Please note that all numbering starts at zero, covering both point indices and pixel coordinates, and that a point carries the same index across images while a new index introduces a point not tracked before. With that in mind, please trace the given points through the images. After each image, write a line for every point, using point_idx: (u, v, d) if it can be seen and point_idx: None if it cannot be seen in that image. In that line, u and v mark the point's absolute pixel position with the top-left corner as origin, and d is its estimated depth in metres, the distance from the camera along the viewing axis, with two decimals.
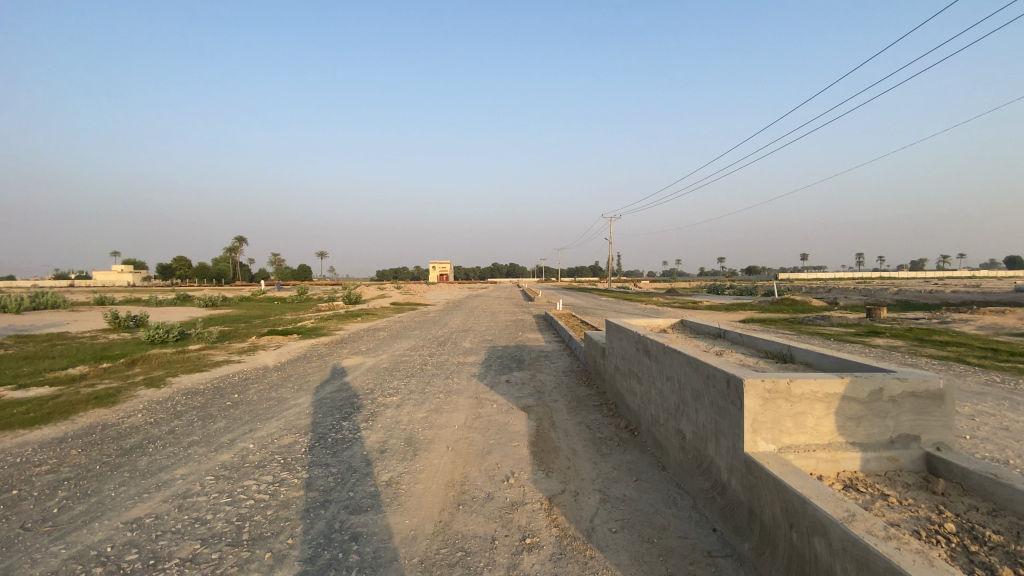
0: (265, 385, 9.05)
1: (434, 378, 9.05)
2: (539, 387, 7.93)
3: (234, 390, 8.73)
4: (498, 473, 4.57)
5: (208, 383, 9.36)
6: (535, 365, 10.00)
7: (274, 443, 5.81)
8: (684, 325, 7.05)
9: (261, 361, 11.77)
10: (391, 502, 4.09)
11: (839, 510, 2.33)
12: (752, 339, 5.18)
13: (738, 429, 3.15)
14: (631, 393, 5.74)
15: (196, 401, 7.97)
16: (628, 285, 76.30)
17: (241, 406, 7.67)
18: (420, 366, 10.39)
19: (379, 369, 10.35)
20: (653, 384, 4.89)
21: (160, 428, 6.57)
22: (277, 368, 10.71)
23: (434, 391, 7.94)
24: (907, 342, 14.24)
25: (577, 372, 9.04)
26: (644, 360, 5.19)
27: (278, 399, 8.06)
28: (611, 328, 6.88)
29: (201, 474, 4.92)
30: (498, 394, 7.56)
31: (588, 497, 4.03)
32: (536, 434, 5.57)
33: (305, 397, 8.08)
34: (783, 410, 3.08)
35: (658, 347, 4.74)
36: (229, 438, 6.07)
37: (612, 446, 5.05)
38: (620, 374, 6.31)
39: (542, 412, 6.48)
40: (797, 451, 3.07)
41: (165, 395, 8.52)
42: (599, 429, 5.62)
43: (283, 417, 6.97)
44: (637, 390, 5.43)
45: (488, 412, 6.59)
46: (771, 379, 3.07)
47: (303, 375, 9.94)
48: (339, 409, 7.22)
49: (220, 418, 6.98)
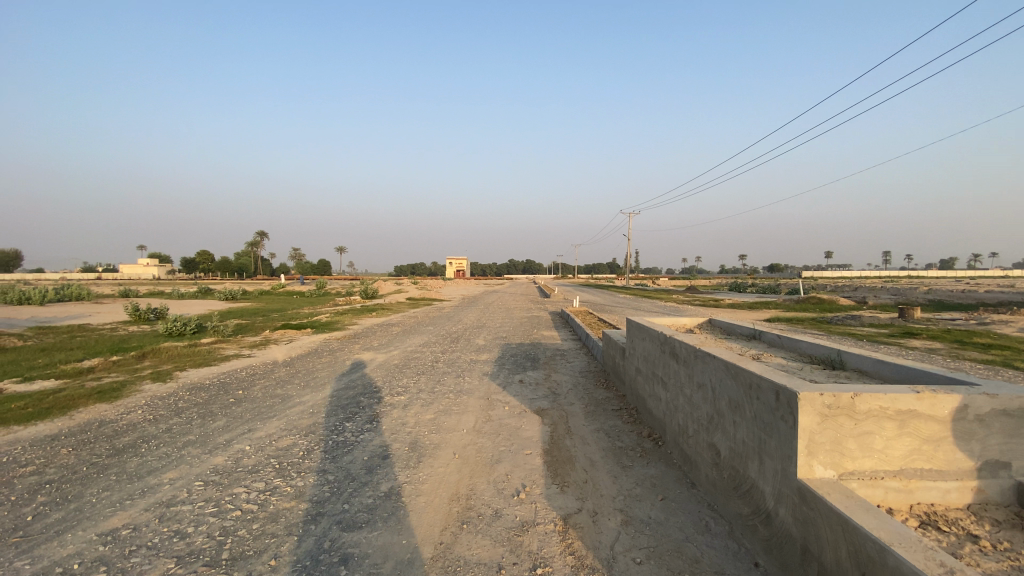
0: (270, 382, 8.73)
1: (444, 377, 8.65)
2: (553, 389, 7.46)
3: (238, 386, 8.45)
4: (508, 486, 4.13)
5: (213, 378, 9.10)
6: (550, 364, 9.53)
7: (271, 445, 5.45)
8: (713, 325, 6.52)
9: (271, 356, 11.52)
10: (388, 519, 3.69)
11: (932, 563, 1.85)
12: (794, 341, 4.65)
13: (790, 451, 2.66)
14: (654, 398, 5.26)
15: (198, 398, 7.70)
16: (647, 282, 75.05)
17: (244, 403, 7.36)
18: (432, 364, 9.99)
19: (388, 366, 10.01)
20: (681, 391, 4.41)
21: (156, 427, 6.28)
22: (286, 364, 10.43)
23: (444, 391, 7.53)
24: (947, 345, 13.40)
25: (595, 373, 8.54)
26: (671, 363, 4.71)
27: (283, 396, 7.73)
28: (632, 328, 6.40)
29: (190, 480, 4.58)
30: (511, 395, 7.12)
31: (608, 518, 3.57)
32: (550, 442, 5.11)
33: (311, 395, 7.75)
34: (845, 430, 2.61)
35: (688, 350, 4.26)
36: (225, 438, 5.73)
37: (633, 457, 4.58)
38: (642, 377, 5.83)
39: (557, 416, 6.01)
40: (861, 478, 2.60)
41: (168, 391, 8.27)
42: (619, 438, 5.14)
43: (286, 415, 6.63)
44: (662, 396, 4.94)
45: (499, 415, 6.15)
46: (832, 393, 2.59)
47: (311, 371, 9.65)
48: (343, 408, 6.85)
49: (220, 416, 6.68)
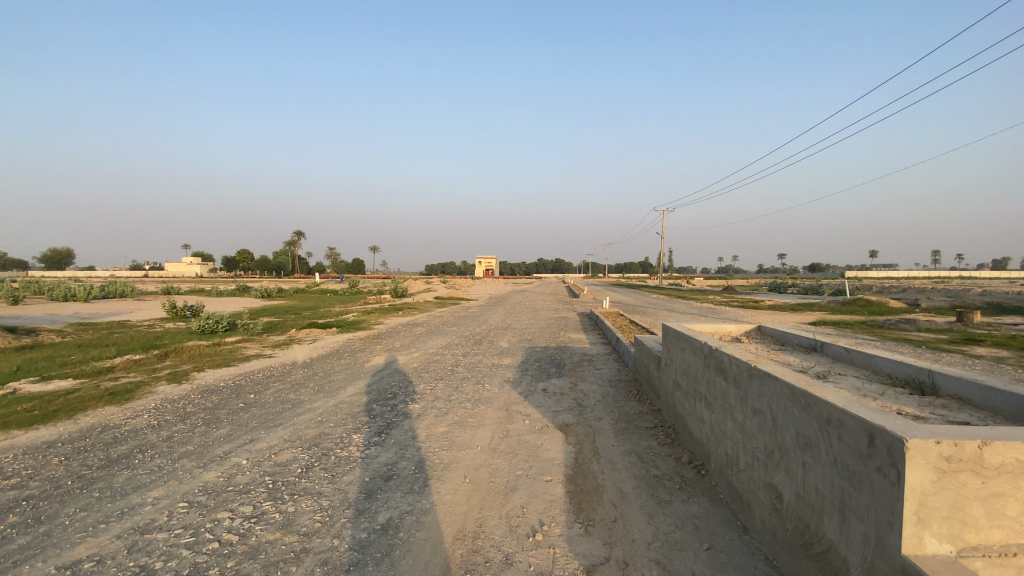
0: (284, 385, 8.35)
1: (463, 383, 8.10)
2: (579, 400, 6.82)
3: (251, 389, 8.12)
4: (522, 523, 3.53)
5: (227, 381, 8.78)
6: (577, 371, 8.89)
7: (270, 458, 4.99)
8: (764, 333, 5.77)
9: (291, 357, 11.21)
10: (378, 561, 3.15)
11: None
12: (869, 357, 3.90)
13: (890, 517, 1.97)
14: (696, 419, 4.61)
15: (208, 402, 7.37)
16: (680, 282, 72.98)
17: (252, 408, 6.96)
18: (452, 368, 9.47)
19: (406, 370, 9.54)
20: (731, 416, 3.75)
21: (158, 435, 5.97)
22: (303, 365, 10.07)
23: (461, 400, 6.97)
24: (1018, 352, 12.09)
25: (626, 382, 7.86)
26: (718, 380, 4.05)
27: (294, 401, 7.30)
28: (670, 336, 5.72)
29: (174, 501, 4.18)
30: (533, 406, 6.52)
31: (643, 571, 2.94)
32: (574, 467, 4.48)
33: (322, 400, 7.33)
34: (969, 491, 1.91)
35: (740, 368, 3.60)
36: (223, 450, 5.31)
37: (671, 491, 3.95)
38: (681, 393, 5.17)
39: (583, 434, 5.38)
40: (987, 556, 1.87)
41: (179, 394, 7.97)
42: (654, 464, 4.51)
43: (291, 423, 6.22)
44: (706, 418, 4.29)
45: (519, 430, 5.55)
46: (953, 442, 1.89)
47: (327, 374, 9.28)
48: (352, 417, 6.35)
49: (224, 423, 6.29)
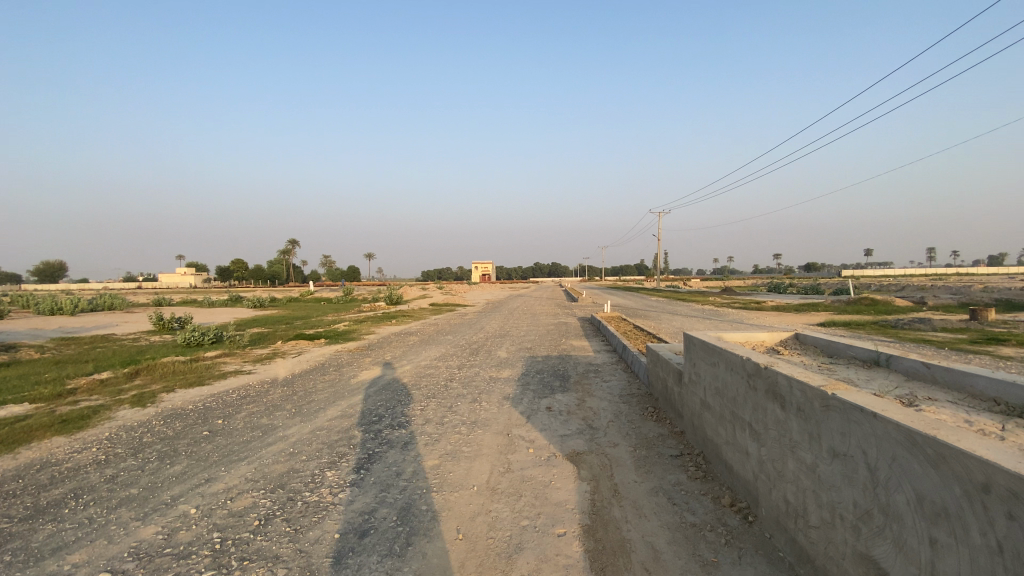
0: (258, 408, 7.48)
1: (458, 402, 7.25)
2: (588, 421, 6.01)
3: (221, 413, 7.25)
4: None
5: (197, 403, 7.92)
6: (583, 385, 8.06)
7: (223, 507, 4.14)
8: (803, 342, 5.00)
9: (273, 373, 10.34)
10: None
11: None
12: (961, 375, 3.14)
13: None
14: (737, 450, 3.84)
15: (169, 430, 6.51)
16: (678, 284, 72.32)
17: (217, 439, 6.10)
18: (446, 384, 8.62)
19: (395, 386, 8.67)
20: (791, 455, 3.00)
21: (102, 472, 5.11)
22: (284, 383, 9.21)
23: (455, 423, 6.14)
24: None
25: (638, 398, 7.06)
26: (769, 407, 3.27)
27: (266, 428, 6.44)
28: (694, 347, 4.95)
29: (94, 569, 3.32)
30: (536, 430, 5.71)
31: None
32: (592, 514, 3.66)
33: (299, 426, 6.48)
34: None
35: (806, 395, 2.82)
36: (171, 496, 4.47)
37: (718, 548, 3.16)
38: (712, 416, 4.41)
39: (597, 466, 4.57)
40: None
41: (140, 420, 7.10)
42: (687, 507, 3.73)
43: (258, 457, 5.37)
44: (753, 452, 3.53)
45: (521, 462, 4.74)
46: None
47: (309, 393, 8.41)
48: (329, 448, 5.50)
49: (182, 459, 5.43)
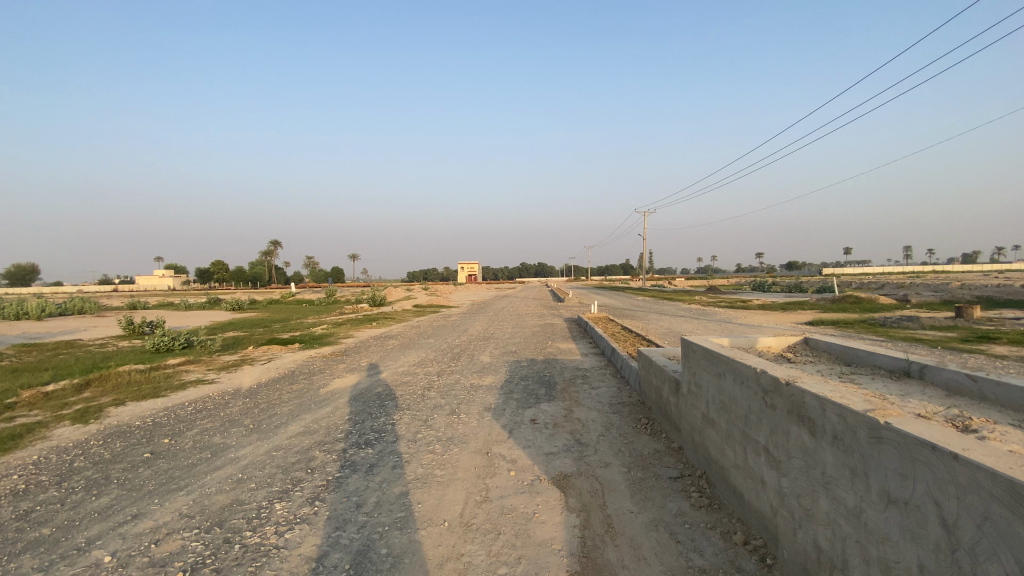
0: (212, 423, 6.77)
1: (434, 414, 6.64)
2: (577, 436, 5.45)
3: (170, 430, 6.56)
4: None
5: (145, 419, 7.17)
6: (570, 392, 7.50)
7: (145, 553, 3.50)
8: (814, 348, 4.47)
9: (237, 382, 9.60)
10: None
11: None
12: (1014, 390, 2.58)
13: None
14: (751, 478, 3.28)
15: (109, 452, 5.81)
16: (663, 283, 72.37)
17: (159, 463, 5.41)
18: (422, 393, 8.01)
19: (367, 396, 8.03)
20: (825, 492, 2.43)
21: (14, 507, 4.42)
22: (246, 394, 8.48)
23: (429, 440, 5.53)
24: None
25: (631, 407, 6.52)
26: (794, 431, 2.72)
27: (216, 448, 5.75)
28: (695, 355, 4.40)
29: None
30: (518, 447, 5.13)
31: None
32: (580, 558, 3.09)
33: (256, 443, 5.82)
34: None
35: (845, 422, 2.27)
36: (88, 539, 3.80)
37: None
38: (719, 435, 3.85)
39: (587, 493, 4.00)
40: None
41: (78, 440, 6.37)
42: (694, 548, 3.15)
43: (200, 485, 4.71)
44: (774, 482, 2.96)
45: (501, 489, 4.14)
46: None
47: (273, 404, 7.75)
48: (283, 472, 4.85)
49: (114, 490, 4.75)
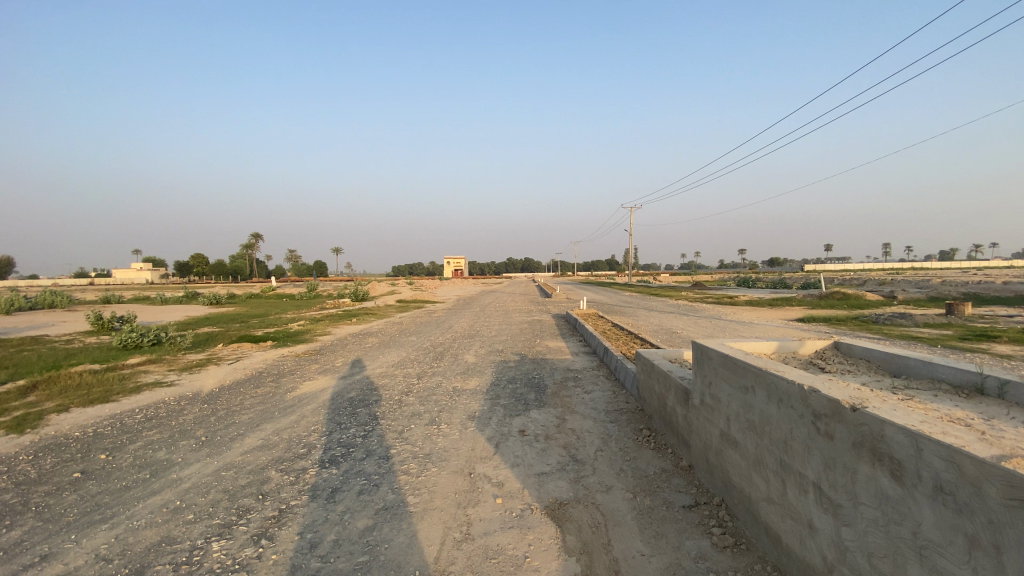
0: (160, 435, 5.98)
1: (411, 423, 5.97)
2: (571, 451, 4.80)
3: (111, 444, 5.75)
4: None
5: (86, 429, 6.36)
6: (561, 398, 6.86)
7: None
8: (848, 355, 3.92)
9: (198, 385, 8.78)
10: None
11: None
12: None
13: None
14: (791, 518, 2.68)
15: (32, 471, 5.00)
16: (650, 278, 71.86)
17: (88, 484, 4.63)
18: (400, 397, 7.34)
19: (340, 401, 7.33)
20: (918, 562, 1.83)
21: None
22: (205, 399, 7.68)
23: (403, 456, 4.87)
24: None
25: (628, 416, 5.91)
26: (864, 472, 2.13)
27: (157, 467, 4.98)
28: (710, 363, 3.79)
29: None
30: (504, 467, 4.45)
31: None
32: None
33: (205, 460, 5.08)
34: None
35: (958, 473, 1.69)
36: None
37: None
38: (744, 459, 3.24)
39: (589, 528, 3.36)
40: None
41: (4, 453, 5.57)
42: None
43: (127, 516, 3.94)
44: (828, 528, 2.36)
45: (488, 523, 3.47)
46: None
47: (234, 410, 7.00)
48: (229, 499, 4.12)
49: (21, 522, 3.94)
